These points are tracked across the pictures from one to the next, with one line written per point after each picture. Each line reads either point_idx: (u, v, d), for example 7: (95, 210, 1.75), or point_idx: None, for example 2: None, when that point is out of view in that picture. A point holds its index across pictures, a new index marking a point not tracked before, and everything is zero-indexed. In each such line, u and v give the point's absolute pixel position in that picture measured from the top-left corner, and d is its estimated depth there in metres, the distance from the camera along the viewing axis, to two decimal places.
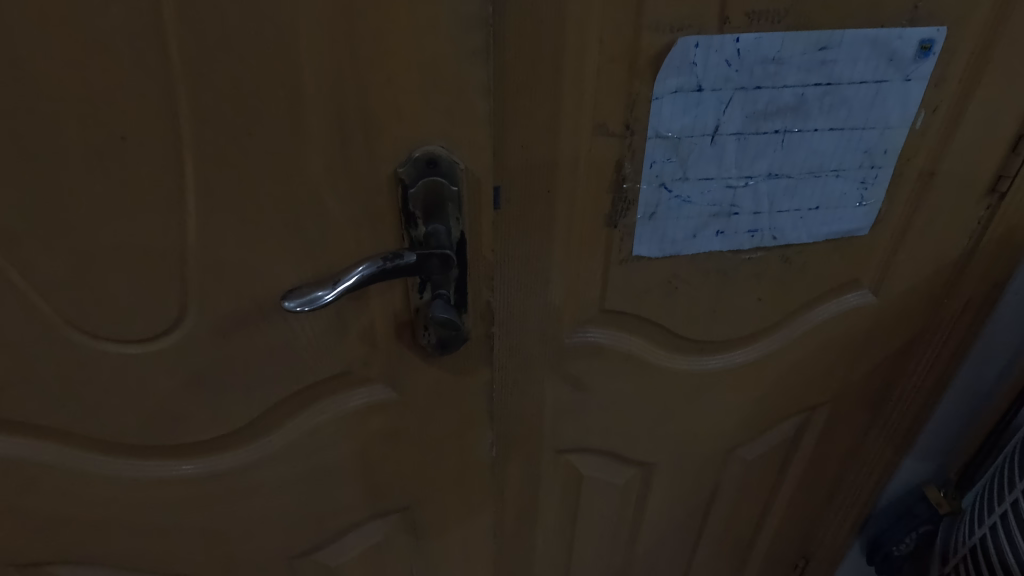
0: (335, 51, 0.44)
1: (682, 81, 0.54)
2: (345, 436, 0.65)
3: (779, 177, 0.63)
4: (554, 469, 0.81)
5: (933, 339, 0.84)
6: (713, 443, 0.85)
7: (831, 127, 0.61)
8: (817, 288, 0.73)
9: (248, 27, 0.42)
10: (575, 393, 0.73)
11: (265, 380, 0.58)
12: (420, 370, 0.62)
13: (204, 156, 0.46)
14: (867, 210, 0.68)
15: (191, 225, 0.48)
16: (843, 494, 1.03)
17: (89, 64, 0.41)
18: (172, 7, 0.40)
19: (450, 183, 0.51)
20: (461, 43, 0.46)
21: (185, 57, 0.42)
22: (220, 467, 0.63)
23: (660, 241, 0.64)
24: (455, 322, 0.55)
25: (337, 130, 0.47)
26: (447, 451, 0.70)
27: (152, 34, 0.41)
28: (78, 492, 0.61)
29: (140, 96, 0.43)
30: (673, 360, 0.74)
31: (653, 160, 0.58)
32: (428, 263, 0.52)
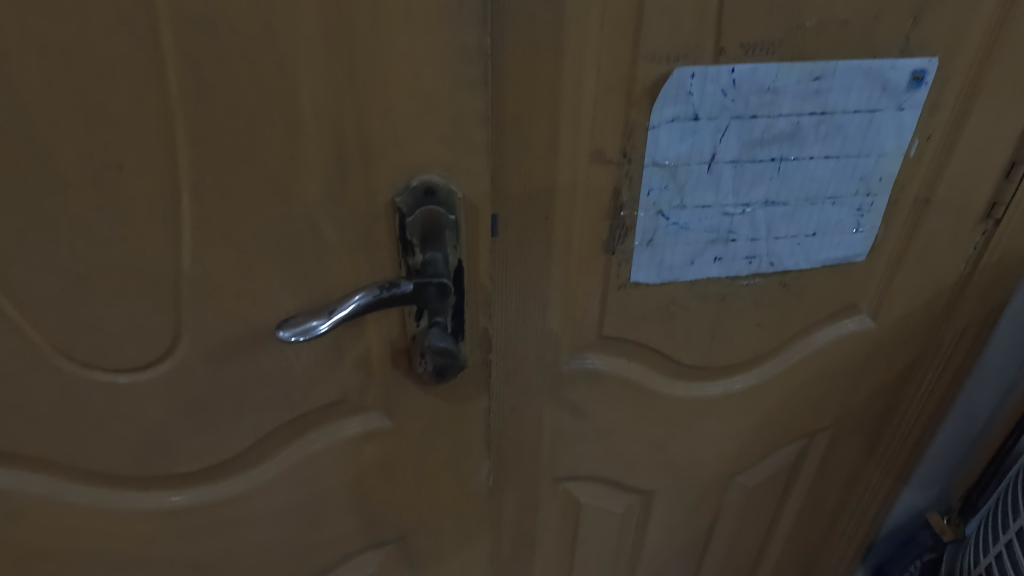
0: (335, 81, 0.44)
1: (678, 110, 0.55)
2: (340, 465, 0.64)
3: (775, 204, 0.63)
4: (552, 497, 0.80)
5: (932, 364, 0.84)
6: (713, 470, 0.84)
7: (827, 155, 0.61)
8: (816, 314, 0.73)
9: (247, 57, 0.42)
10: (574, 420, 0.72)
11: (259, 409, 0.57)
12: (416, 399, 0.61)
13: (201, 185, 0.46)
14: (864, 236, 0.68)
15: (186, 254, 0.48)
16: (846, 521, 1.01)
17: (87, 93, 0.41)
18: (172, 38, 0.40)
19: (447, 212, 0.51)
20: (459, 73, 0.46)
21: (184, 87, 0.42)
22: (211, 498, 0.62)
23: (658, 267, 0.63)
24: (450, 349, 0.55)
25: (335, 159, 0.47)
26: (444, 480, 0.69)
27: (150, 65, 0.41)
28: (64, 524, 0.59)
29: (138, 126, 0.43)
30: (672, 386, 0.73)
31: (650, 188, 0.58)
32: (426, 291, 0.51)
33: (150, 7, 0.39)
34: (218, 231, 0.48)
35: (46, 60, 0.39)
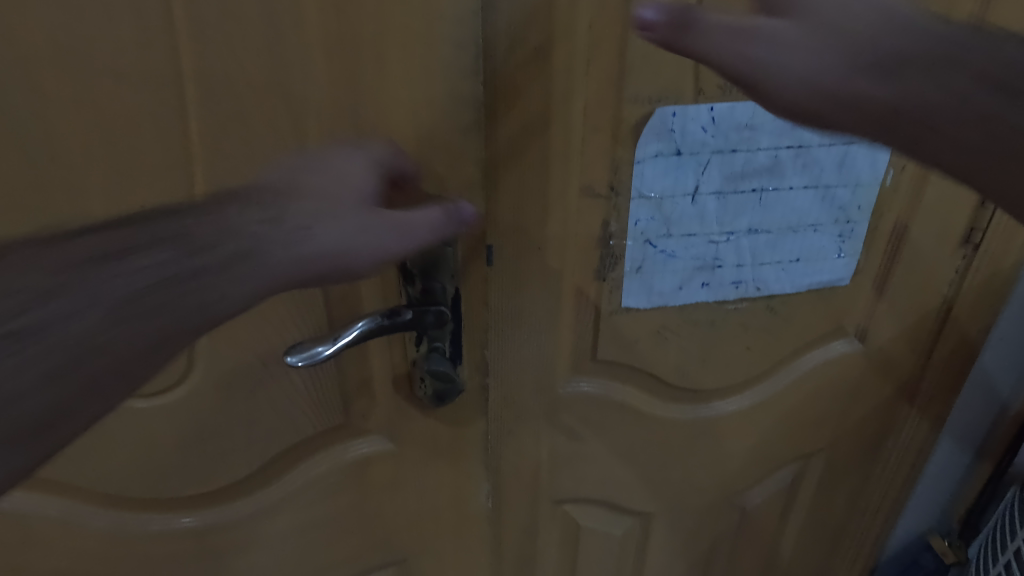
0: (340, 128, 0.49)
1: (661, 146, 0.58)
2: (343, 487, 0.66)
3: (759, 232, 0.66)
4: (551, 519, 0.81)
5: (925, 386, 0.85)
6: (710, 494, 0.84)
7: (806, 185, 0.65)
8: (803, 337, 0.75)
9: (261, 106, 0.47)
10: (569, 441, 0.75)
11: (266, 433, 0.60)
12: (416, 422, 0.64)
13: None
14: (847, 262, 0.71)
15: None
16: (848, 545, 1.01)
17: (121, 141, 0.46)
18: (194, 92, 0.46)
19: (445, 243, 0.54)
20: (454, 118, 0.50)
21: (204, 134, 0.47)
22: (219, 520, 0.64)
23: (648, 293, 0.66)
24: (449, 373, 0.59)
25: None
26: (444, 502, 0.70)
27: (175, 115, 0.46)
28: (78, 547, 0.62)
29: (162, 169, 0.48)
30: (667, 408, 0.76)
31: (637, 219, 0.62)
32: (424, 320, 0.55)
33: (177, 66, 0.45)
34: None
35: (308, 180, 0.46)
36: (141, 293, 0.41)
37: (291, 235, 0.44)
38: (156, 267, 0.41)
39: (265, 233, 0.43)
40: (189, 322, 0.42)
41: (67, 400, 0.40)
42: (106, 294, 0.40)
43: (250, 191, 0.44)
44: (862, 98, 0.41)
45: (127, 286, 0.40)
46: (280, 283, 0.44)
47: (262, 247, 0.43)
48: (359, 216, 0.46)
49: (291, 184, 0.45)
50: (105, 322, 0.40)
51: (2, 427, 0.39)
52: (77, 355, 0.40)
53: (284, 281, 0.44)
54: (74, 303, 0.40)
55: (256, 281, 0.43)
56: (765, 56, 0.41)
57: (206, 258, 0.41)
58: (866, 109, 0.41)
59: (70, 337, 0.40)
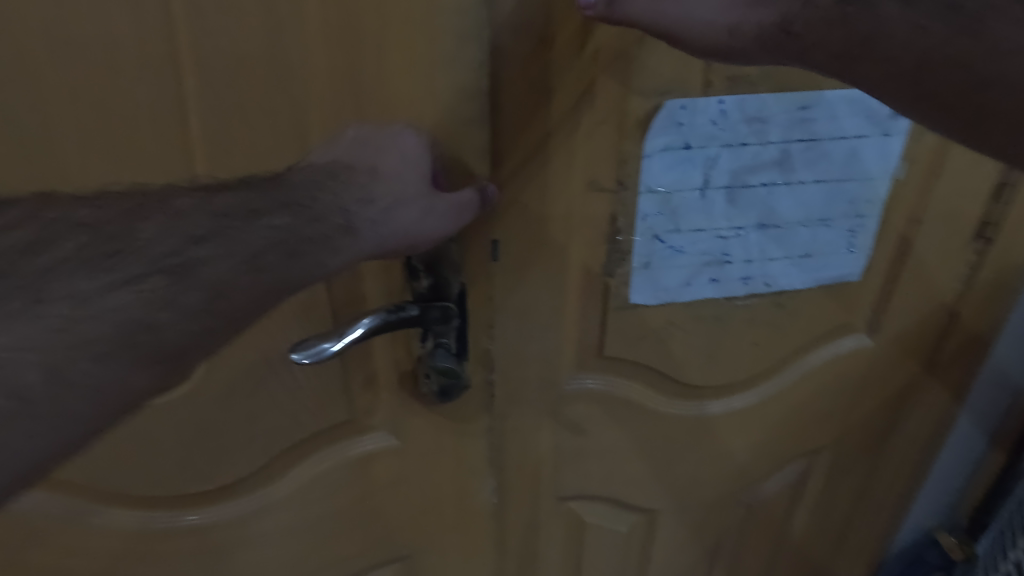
0: (342, 121, 0.48)
1: (670, 140, 0.57)
2: (347, 485, 0.66)
3: (768, 227, 0.65)
4: (555, 515, 0.81)
5: (934, 381, 0.84)
6: (716, 491, 0.84)
7: (817, 180, 0.63)
8: (812, 333, 0.74)
9: (262, 100, 0.47)
10: (574, 438, 0.74)
11: (269, 431, 0.60)
12: (420, 420, 0.63)
13: None
14: (857, 257, 0.70)
15: None
16: (853, 542, 1.01)
17: (121, 134, 0.46)
18: (194, 86, 0.45)
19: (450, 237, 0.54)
20: (458, 111, 0.49)
21: (204, 129, 0.47)
22: (223, 517, 0.64)
23: (655, 289, 0.65)
24: (455, 369, 0.58)
25: None
26: (448, 500, 0.70)
27: (174, 110, 0.46)
28: (82, 544, 0.62)
29: (161, 165, 0.47)
30: (673, 405, 0.75)
31: (644, 214, 0.61)
32: (430, 315, 0.54)
33: (175, 57, 0.44)
34: None
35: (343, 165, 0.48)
36: (262, 247, 0.43)
37: (365, 210, 0.47)
38: (275, 227, 0.44)
39: (349, 205, 0.47)
40: (294, 282, 0.45)
41: (185, 342, 0.42)
42: (243, 248, 0.43)
43: (331, 164, 0.47)
44: (765, 35, 0.48)
45: (254, 245, 0.43)
46: (355, 250, 0.47)
47: (350, 219, 0.46)
48: (415, 197, 0.48)
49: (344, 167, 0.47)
50: (237, 272, 0.43)
51: (135, 346, 0.40)
52: (211, 295, 0.42)
53: (359, 246, 0.47)
54: (219, 246, 0.42)
55: (341, 246, 0.46)
56: (680, 11, 0.47)
57: (315, 229, 0.45)
58: (771, 37, 0.49)
59: (208, 278, 0.42)
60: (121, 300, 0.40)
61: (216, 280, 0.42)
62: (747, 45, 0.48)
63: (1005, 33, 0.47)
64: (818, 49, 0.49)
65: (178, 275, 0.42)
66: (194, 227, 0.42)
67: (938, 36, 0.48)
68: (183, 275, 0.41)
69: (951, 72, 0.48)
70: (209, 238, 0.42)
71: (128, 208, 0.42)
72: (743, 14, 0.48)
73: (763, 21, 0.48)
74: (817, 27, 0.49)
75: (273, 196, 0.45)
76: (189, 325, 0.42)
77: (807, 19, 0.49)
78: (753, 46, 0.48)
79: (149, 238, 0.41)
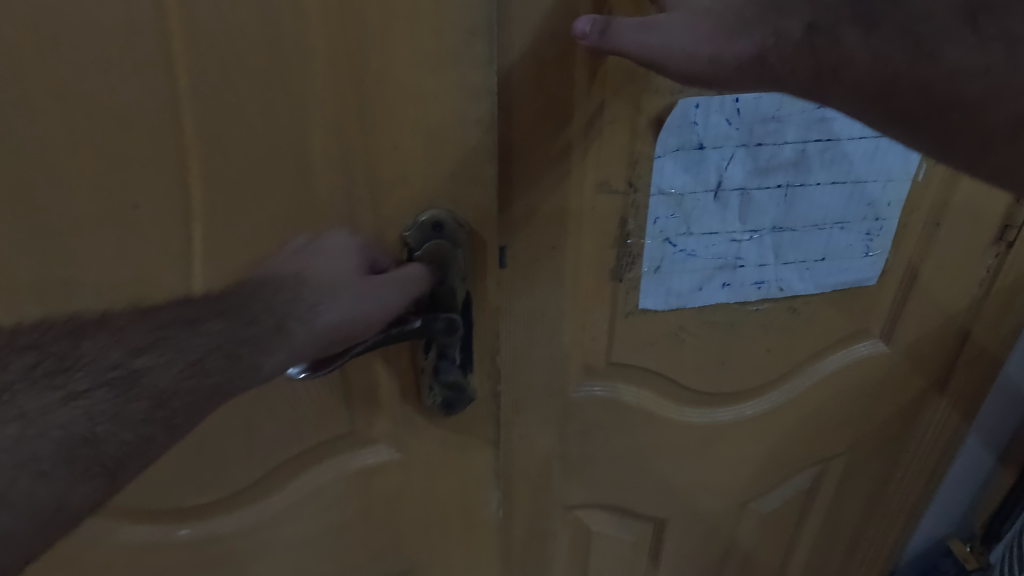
0: (344, 120, 0.45)
1: (683, 140, 0.55)
2: (348, 497, 0.64)
3: (783, 230, 0.63)
4: (561, 523, 0.79)
5: (948, 387, 0.82)
6: (726, 499, 0.82)
7: (834, 181, 0.61)
8: (826, 339, 0.72)
9: (258, 99, 0.43)
10: (581, 445, 0.72)
11: (267, 442, 0.57)
12: (423, 431, 0.60)
13: (213, 221, 0.47)
14: (874, 261, 0.67)
15: (197, 290, 0.49)
16: (866, 549, 0.99)
17: (110, 139, 0.42)
18: (187, 82, 0.42)
19: (455, 246, 0.51)
20: (466, 111, 0.46)
21: (197, 129, 0.43)
22: (219, 530, 0.62)
23: (666, 293, 0.63)
24: (459, 382, 0.56)
25: (344, 198, 0.48)
26: (452, 515, 0.67)
27: (166, 108, 0.42)
28: (73, 557, 0.59)
29: (149, 167, 0.44)
30: (683, 412, 0.73)
31: (656, 216, 0.58)
32: (432, 327, 0.52)
33: (168, 56, 0.41)
34: (227, 269, 0.48)
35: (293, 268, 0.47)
36: (201, 354, 0.43)
37: (304, 311, 0.46)
38: (213, 333, 0.43)
39: (283, 309, 0.45)
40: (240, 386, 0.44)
41: (129, 447, 0.42)
42: (184, 354, 0.42)
43: (269, 274, 0.47)
44: (740, 62, 0.43)
45: (194, 351, 0.43)
46: (299, 351, 0.46)
47: (289, 321, 0.45)
48: (354, 290, 0.47)
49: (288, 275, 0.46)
50: (177, 377, 0.42)
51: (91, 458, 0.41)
52: (152, 405, 0.42)
53: (303, 347, 0.46)
54: (163, 355, 0.42)
55: (284, 347, 0.45)
56: (658, 47, 0.43)
57: (261, 326, 0.44)
58: (747, 65, 0.44)
59: (151, 386, 0.42)
60: (64, 413, 0.40)
61: (159, 390, 0.42)
62: (722, 75, 0.44)
63: (966, 58, 0.44)
64: (793, 80, 0.45)
65: (121, 385, 0.41)
66: (133, 340, 0.41)
67: (905, 62, 0.44)
68: (127, 386, 0.41)
69: (913, 97, 0.45)
70: (149, 350, 0.42)
71: (65, 328, 0.41)
72: (717, 38, 0.43)
73: (737, 49, 0.43)
74: (791, 56, 0.44)
75: (212, 307, 0.44)
76: (132, 434, 0.42)
77: (781, 46, 0.43)
78: (728, 76, 0.44)
79: (92, 355, 0.41)
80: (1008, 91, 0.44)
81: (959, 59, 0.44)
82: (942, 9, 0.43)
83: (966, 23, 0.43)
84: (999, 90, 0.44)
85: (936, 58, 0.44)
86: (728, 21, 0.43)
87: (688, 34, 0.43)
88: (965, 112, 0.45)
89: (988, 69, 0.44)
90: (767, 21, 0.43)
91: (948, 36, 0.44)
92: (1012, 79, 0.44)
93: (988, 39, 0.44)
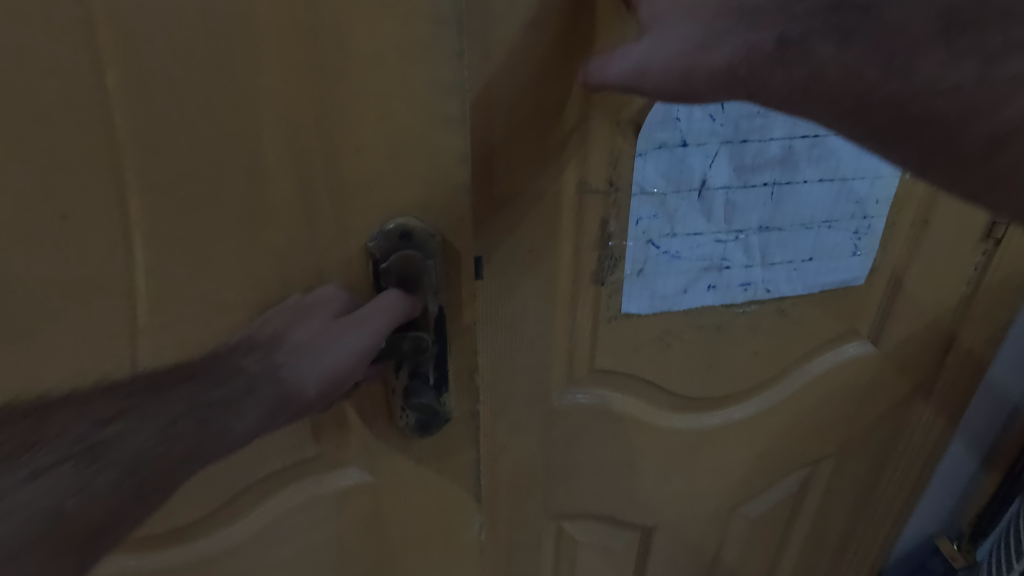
0: (300, 120, 0.41)
1: (665, 137, 0.52)
2: (318, 522, 0.60)
3: (770, 230, 0.61)
4: (546, 534, 0.77)
5: (935, 385, 0.81)
6: (714, 505, 0.80)
7: (822, 179, 0.59)
8: (814, 341, 0.70)
9: (199, 97, 0.38)
10: (566, 455, 0.70)
11: (228, 467, 0.54)
12: (397, 451, 0.57)
13: (155, 233, 0.42)
14: (862, 260, 0.66)
15: (142, 308, 0.44)
16: (853, 548, 0.98)
17: (27, 143, 0.37)
18: (115, 78, 0.37)
19: (425, 257, 0.46)
20: (435, 110, 0.42)
21: (130, 131, 0.38)
22: (179, 560, 0.59)
23: (650, 297, 0.61)
24: (431, 406, 0.51)
25: (302, 206, 0.44)
26: (431, 538, 0.63)
27: (92, 108, 0.37)
28: None
29: (76, 176, 0.38)
30: (669, 419, 0.71)
31: (639, 217, 0.56)
32: (398, 347, 0.48)
33: (93, 47, 0.35)
34: (174, 285, 0.44)
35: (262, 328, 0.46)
36: (179, 417, 0.39)
37: (275, 373, 0.43)
38: (190, 396, 0.40)
39: (256, 372, 0.43)
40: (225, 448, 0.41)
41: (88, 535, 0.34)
42: (162, 418, 0.38)
43: (250, 335, 0.45)
44: (713, 76, 0.42)
45: (171, 416, 0.39)
46: (268, 419, 0.42)
47: (262, 385, 0.43)
48: (325, 345, 0.44)
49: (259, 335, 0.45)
50: (154, 445, 0.37)
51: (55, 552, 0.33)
52: (127, 474, 0.36)
53: (273, 415, 0.43)
54: (139, 419, 0.38)
55: (255, 414, 0.42)
56: (633, 64, 0.43)
57: (241, 383, 0.42)
58: (718, 78, 0.42)
59: (126, 454, 0.36)
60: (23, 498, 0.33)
61: (138, 458, 0.36)
62: (694, 88, 0.42)
63: (939, 71, 0.39)
64: (764, 94, 0.42)
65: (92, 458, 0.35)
66: (106, 407, 0.37)
67: (875, 77, 0.40)
68: (95, 460, 0.35)
69: (884, 113, 0.41)
70: (124, 416, 0.37)
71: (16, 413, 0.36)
72: (690, 56, 0.42)
73: (709, 62, 0.42)
74: (763, 67, 0.41)
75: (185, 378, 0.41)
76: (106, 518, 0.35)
77: (752, 58, 0.41)
78: (700, 89, 0.42)
79: (55, 430, 0.35)
80: (985, 109, 0.39)
81: (931, 74, 0.39)
82: (918, 18, 0.38)
83: (943, 37, 0.38)
84: (973, 107, 0.39)
85: (908, 73, 0.39)
86: (699, 37, 0.42)
87: (663, 48, 0.42)
88: (938, 127, 0.40)
89: (960, 86, 0.39)
90: (736, 32, 0.41)
91: (925, 48, 0.38)
92: (991, 97, 0.39)
93: (965, 56, 0.38)
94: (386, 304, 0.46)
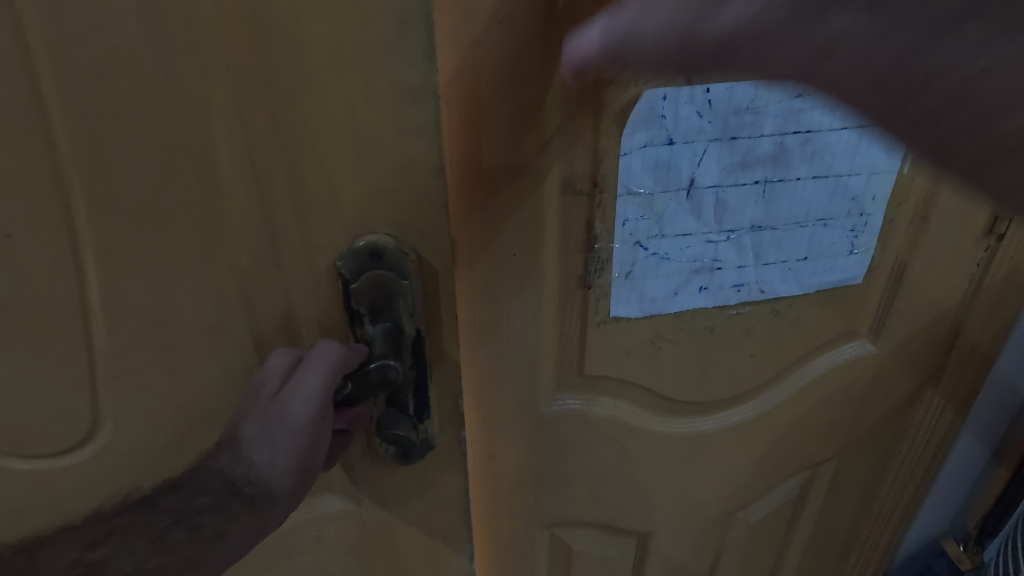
0: (252, 129, 0.38)
1: (651, 135, 0.49)
2: (301, 543, 0.58)
3: (763, 229, 0.58)
4: (540, 544, 0.76)
5: (937, 385, 0.79)
6: (709, 513, 0.78)
7: (815, 175, 0.56)
8: (812, 342, 0.68)
9: (144, 102, 0.36)
10: (557, 466, 0.68)
11: None
12: (378, 473, 0.55)
13: (107, 250, 0.40)
14: (860, 258, 0.63)
15: (98, 328, 0.42)
16: (856, 550, 0.96)
17: None
18: (52, 87, 0.34)
19: (398, 276, 0.45)
20: (402, 115, 0.39)
21: (73, 143, 0.36)
22: None
23: (639, 301, 0.58)
24: (410, 437, 0.50)
25: (263, 220, 0.41)
26: (419, 561, 0.61)
27: (26, 120, 0.35)
28: None
29: (15, 191, 0.36)
30: (664, 424, 0.68)
31: (625, 218, 0.53)
32: (367, 382, 0.44)
33: (26, 52, 0.33)
34: (131, 304, 0.42)
35: (235, 415, 0.47)
36: (167, 529, 0.43)
37: (248, 468, 0.45)
38: (178, 505, 0.44)
39: (232, 472, 0.45)
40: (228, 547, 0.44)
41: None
42: (153, 529, 0.43)
43: (223, 434, 0.47)
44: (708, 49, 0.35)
45: (157, 528, 0.43)
46: (257, 518, 0.45)
47: (243, 486, 0.45)
48: (274, 425, 0.44)
49: (232, 424, 0.46)
50: (146, 555, 0.42)
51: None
52: None
53: (261, 514, 0.45)
54: (123, 537, 0.43)
55: (241, 517, 0.44)
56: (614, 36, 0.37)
57: (219, 490, 0.45)
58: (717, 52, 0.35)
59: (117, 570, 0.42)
60: None
61: None
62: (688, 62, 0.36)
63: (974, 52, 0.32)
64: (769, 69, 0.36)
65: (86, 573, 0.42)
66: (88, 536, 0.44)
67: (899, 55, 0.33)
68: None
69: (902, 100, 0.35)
70: (104, 541, 0.43)
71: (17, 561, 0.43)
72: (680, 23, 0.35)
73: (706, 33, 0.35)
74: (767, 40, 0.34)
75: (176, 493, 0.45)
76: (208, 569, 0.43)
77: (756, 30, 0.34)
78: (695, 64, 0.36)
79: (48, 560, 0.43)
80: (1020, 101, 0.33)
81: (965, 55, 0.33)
82: None
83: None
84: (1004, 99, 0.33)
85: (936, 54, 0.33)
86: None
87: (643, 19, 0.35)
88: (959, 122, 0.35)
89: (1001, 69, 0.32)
90: None
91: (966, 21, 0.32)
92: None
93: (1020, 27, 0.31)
94: (320, 363, 0.44)
